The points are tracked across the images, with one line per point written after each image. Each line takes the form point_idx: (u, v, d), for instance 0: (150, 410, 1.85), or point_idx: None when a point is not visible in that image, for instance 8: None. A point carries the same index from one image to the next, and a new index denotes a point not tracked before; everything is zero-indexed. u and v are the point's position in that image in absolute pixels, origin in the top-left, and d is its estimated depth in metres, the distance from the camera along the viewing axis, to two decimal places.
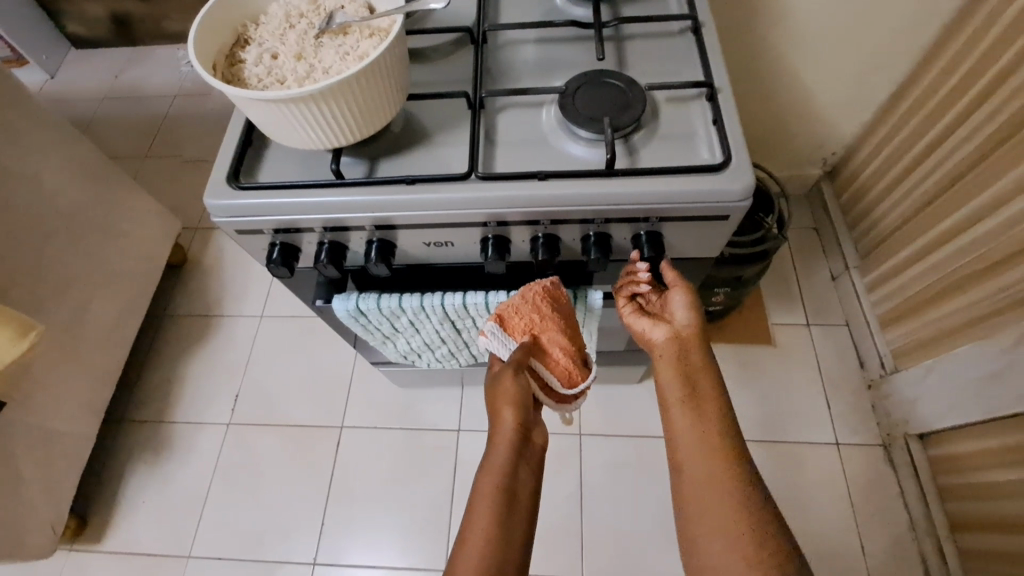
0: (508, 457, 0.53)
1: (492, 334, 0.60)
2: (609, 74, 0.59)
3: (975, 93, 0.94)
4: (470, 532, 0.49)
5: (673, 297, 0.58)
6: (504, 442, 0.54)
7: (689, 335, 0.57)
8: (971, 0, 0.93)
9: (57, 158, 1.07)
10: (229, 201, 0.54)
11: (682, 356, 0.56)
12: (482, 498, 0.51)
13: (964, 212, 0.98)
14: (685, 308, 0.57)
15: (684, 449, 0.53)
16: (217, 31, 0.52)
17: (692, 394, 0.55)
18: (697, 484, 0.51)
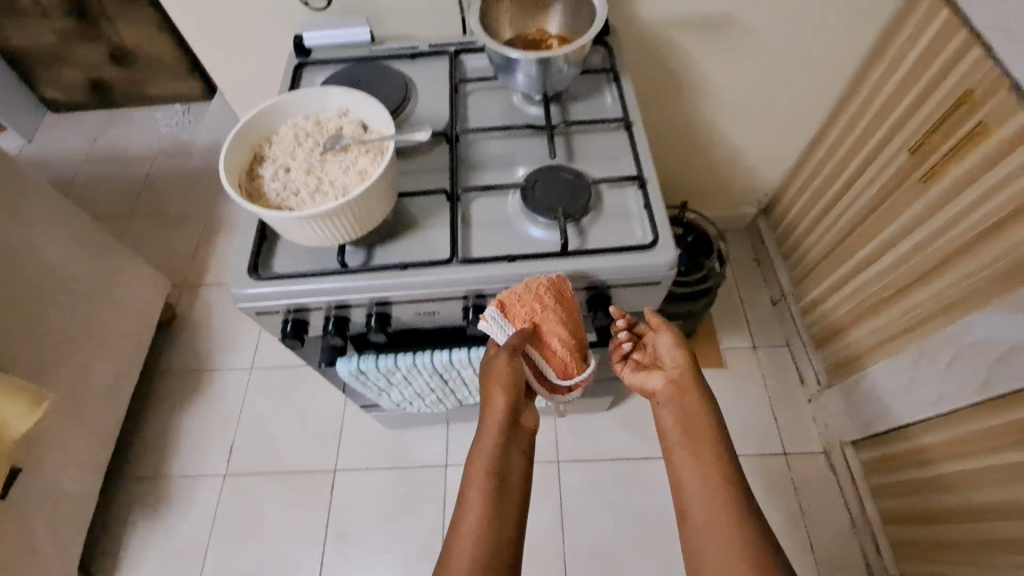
0: (498, 441, 0.64)
1: (492, 318, 0.64)
2: (561, 168, 0.73)
3: (867, 151, 1.13)
4: (468, 506, 0.60)
5: (664, 347, 0.72)
6: (493, 425, 0.64)
7: (682, 379, 0.69)
8: (857, 77, 1.12)
9: (48, 234, 1.14)
10: (251, 289, 0.65)
11: (679, 399, 0.69)
12: (476, 478, 0.62)
13: (868, 249, 1.16)
14: (676, 356, 0.71)
15: (688, 484, 0.63)
16: (238, 152, 0.63)
17: (690, 428, 0.66)
18: (703, 509, 0.61)
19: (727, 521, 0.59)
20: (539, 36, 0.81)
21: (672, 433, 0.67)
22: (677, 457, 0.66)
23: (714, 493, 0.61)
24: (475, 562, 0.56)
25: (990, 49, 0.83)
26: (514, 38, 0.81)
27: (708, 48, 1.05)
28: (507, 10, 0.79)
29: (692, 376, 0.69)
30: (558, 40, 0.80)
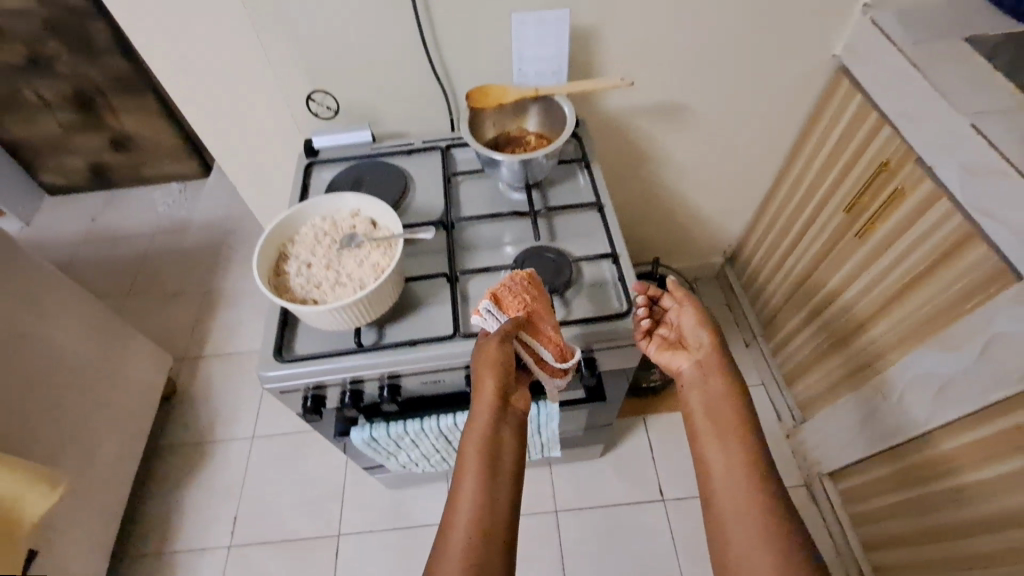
0: (489, 421, 0.65)
1: (488, 311, 0.69)
2: (545, 249, 0.84)
3: (811, 209, 1.28)
4: (462, 485, 0.62)
5: (688, 327, 0.75)
6: (484, 405, 0.66)
7: (708, 360, 0.73)
8: (795, 146, 1.29)
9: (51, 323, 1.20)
10: (277, 371, 0.73)
11: (704, 380, 0.71)
12: (470, 458, 0.63)
13: (820, 295, 1.29)
14: (700, 335, 0.75)
15: (714, 460, 0.66)
16: (266, 252, 0.73)
17: (716, 408, 0.69)
18: (727, 482, 0.64)
19: (750, 494, 0.62)
20: (519, 133, 0.94)
21: (699, 412, 0.70)
22: (703, 437, 0.68)
23: (736, 468, 0.64)
24: (471, 539, 0.58)
25: (896, 130, 0.99)
26: (498, 137, 0.94)
27: (664, 131, 1.20)
28: (488, 115, 0.93)
29: (717, 356, 0.72)
30: (536, 136, 0.94)
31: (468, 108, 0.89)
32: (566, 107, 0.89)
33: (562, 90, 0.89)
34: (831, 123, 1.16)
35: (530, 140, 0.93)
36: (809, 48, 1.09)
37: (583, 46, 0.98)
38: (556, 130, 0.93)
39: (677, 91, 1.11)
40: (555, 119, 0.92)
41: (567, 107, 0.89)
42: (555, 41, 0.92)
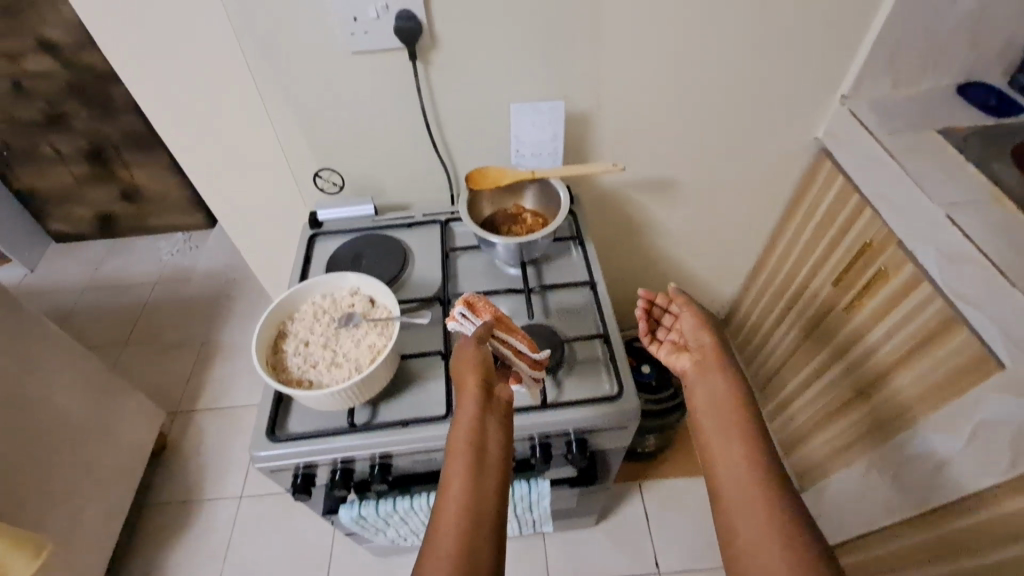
0: (475, 411, 0.66)
1: (462, 316, 0.75)
2: (538, 327, 0.86)
3: (801, 279, 1.31)
4: (451, 471, 0.62)
5: (688, 326, 0.84)
6: (469, 396, 0.67)
7: (709, 358, 0.79)
8: (783, 218, 1.33)
9: (46, 381, 1.21)
10: (269, 451, 0.73)
11: (704, 375, 0.78)
12: (458, 448, 0.63)
13: (813, 364, 1.30)
14: (699, 334, 0.82)
15: (720, 455, 0.69)
16: (265, 329, 0.75)
17: (718, 401, 0.74)
18: (734, 476, 0.66)
19: (755, 486, 0.65)
20: (516, 211, 0.98)
21: (703, 405, 0.75)
22: (707, 434, 0.72)
23: (742, 463, 0.67)
24: (461, 527, 0.58)
25: (876, 212, 1.03)
26: (495, 213, 0.97)
27: (656, 204, 1.24)
28: (486, 194, 0.97)
29: (717, 354, 0.80)
30: (532, 214, 0.98)
31: (468, 188, 0.93)
32: (561, 190, 0.93)
33: (558, 174, 0.94)
34: (816, 201, 1.21)
35: (526, 218, 0.97)
36: (792, 132, 1.15)
37: (578, 130, 1.04)
38: (552, 210, 0.97)
39: (668, 169, 1.17)
40: (551, 199, 0.96)
41: (562, 190, 0.93)
42: (550, 129, 0.98)
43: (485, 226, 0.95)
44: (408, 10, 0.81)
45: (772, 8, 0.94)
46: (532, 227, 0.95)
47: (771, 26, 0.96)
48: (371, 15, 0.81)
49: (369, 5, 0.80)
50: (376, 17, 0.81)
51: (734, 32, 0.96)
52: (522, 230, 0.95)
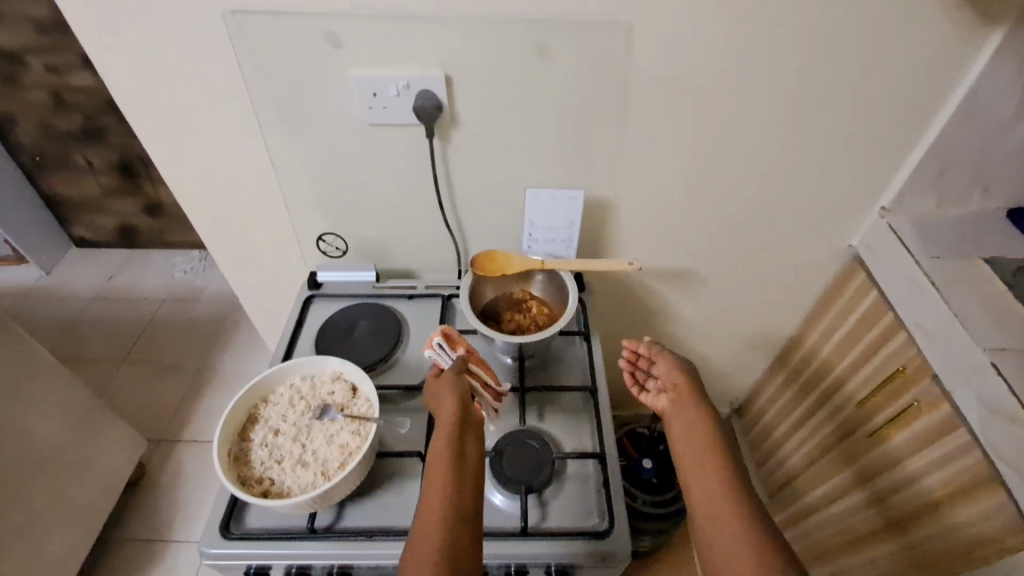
0: (453, 429, 0.68)
1: (439, 347, 0.79)
2: (529, 435, 0.78)
3: (823, 388, 1.22)
4: (432, 475, 0.63)
5: (663, 366, 0.84)
6: (448, 416, 0.69)
7: (683, 394, 0.80)
8: (809, 320, 1.25)
9: (26, 408, 1.17)
10: (219, 551, 0.67)
11: (679, 408, 0.79)
12: (438, 456, 0.65)
13: (828, 484, 1.19)
14: (672, 372, 0.83)
15: (694, 479, 0.70)
16: (235, 413, 0.71)
17: (692, 432, 0.75)
18: (708, 496, 0.67)
19: (728, 504, 0.65)
20: (521, 296, 0.93)
21: (679, 436, 0.76)
22: (684, 464, 0.73)
23: (715, 486, 0.67)
24: (442, 524, 0.58)
25: (911, 339, 0.95)
26: (499, 297, 0.92)
27: (674, 294, 1.18)
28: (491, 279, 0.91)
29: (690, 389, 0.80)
30: (538, 301, 0.92)
31: (471, 272, 0.88)
32: (569, 283, 0.88)
33: (568, 266, 0.88)
34: (845, 310, 1.13)
35: (531, 305, 0.91)
36: (825, 238, 1.08)
37: (597, 216, 0.99)
38: (559, 300, 0.91)
39: (689, 262, 1.11)
40: (559, 289, 0.91)
41: (571, 284, 0.87)
42: (566, 216, 0.93)
43: (486, 311, 0.90)
44: (430, 91, 0.78)
45: (812, 119, 0.89)
46: (536, 317, 0.89)
47: (811, 135, 0.91)
48: (391, 93, 0.78)
49: (390, 83, 0.77)
50: (395, 95, 0.78)
51: (771, 138, 0.91)
52: (525, 320, 0.89)
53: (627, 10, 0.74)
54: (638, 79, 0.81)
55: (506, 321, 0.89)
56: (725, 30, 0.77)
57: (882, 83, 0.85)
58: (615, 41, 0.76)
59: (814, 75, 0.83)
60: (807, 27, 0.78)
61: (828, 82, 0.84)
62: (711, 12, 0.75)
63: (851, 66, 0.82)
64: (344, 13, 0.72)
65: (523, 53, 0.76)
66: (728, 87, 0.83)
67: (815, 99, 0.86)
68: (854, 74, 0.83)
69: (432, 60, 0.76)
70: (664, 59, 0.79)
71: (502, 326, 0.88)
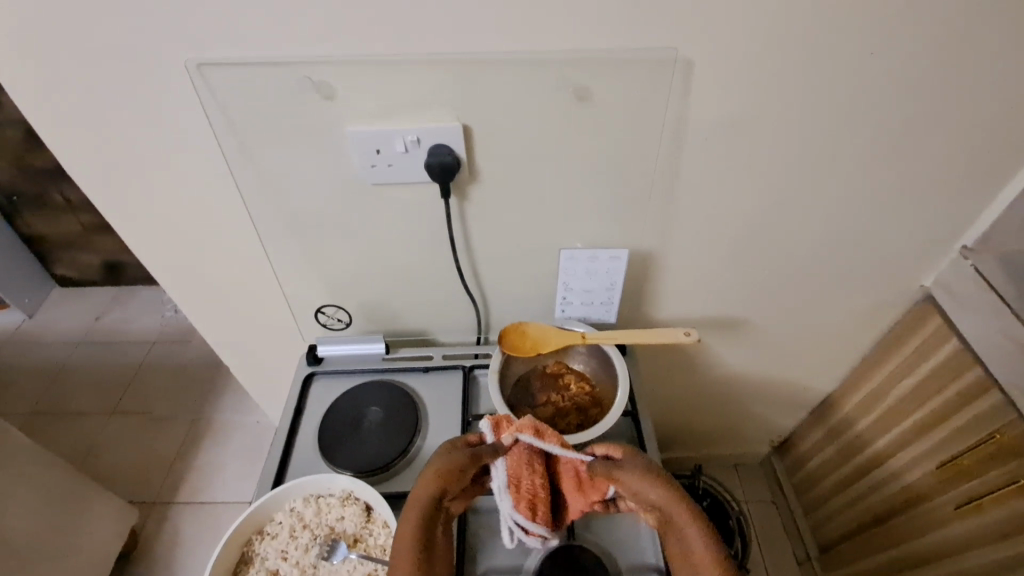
0: (420, 522, 0.55)
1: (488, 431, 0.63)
2: (584, 549, 0.67)
3: (887, 442, 1.08)
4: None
5: (629, 483, 0.58)
6: (418, 501, 0.56)
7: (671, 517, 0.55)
8: (865, 363, 1.11)
9: None
10: None
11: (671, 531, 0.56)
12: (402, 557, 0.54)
13: (899, 551, 1.06)
14: (644, 490, 0.57)
15: None
16: (228, 553, 0.61)
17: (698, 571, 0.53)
18: None
19: None
20: (556, 369, 0.81)
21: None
22: None
23: None
24: None
25: (1010, 400, 0.82)
26: (530, 372, 0.80)
27: (719, 342, 1.04)
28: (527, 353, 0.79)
29: (666, 499, 0.55)
30: (576, 375, 0.80)
31: (501, 350, 0.76)
32: (616, 359, 0.76)
33: (612, 338, 0.77)
34: (915, 358, 0.99)
35: (568, 380, 0.79)
36: (894, 280, 0.94)
37: (636, 269, 0.86)
38: (600, 375, 0.79)
39: (739, 310, 0.97)
40: (602, 363, 0.79)
41: (618, 361, 0.76)
42: (606, 279, 0.81)
43: (516, 392, 0.77)
44: (445, 146, 0.65)
45: (892, 158, 0.75)
46: (576, 397, 0.77)
47: (890, 175, 0.77)
48: (398, 149, 0.65)
49: (396, 138, 0.65)
50: (403, 151, 0.66)
51: (845, 181, 0.77)
52: (563, 400, 0.77)
53: (685, 42, 0.61)
54: (691, 121, 0.67)
55: (540, 403, 0.77)
56: (796, 64, 0.64)
57: (979, 116, 0.71)
58: (667, 79, 0.63)
59: (900, 110, 0.70)
60: (899, 55, 0.64)
61: (917, 116, 0.70)
62: (785, 44, 0.62)
63: (946, 100, 0.69)
64: (343, 60, 0.60)
65: (558, 99, 0.63)
66: (797, 126, 0.70)
67: (898, 136, 0.72)
68: (946, 108, 0.70)
69: (445, 111, 0.63)
70: (725, 98, 0.66)
71: (536, 411, 0.76)
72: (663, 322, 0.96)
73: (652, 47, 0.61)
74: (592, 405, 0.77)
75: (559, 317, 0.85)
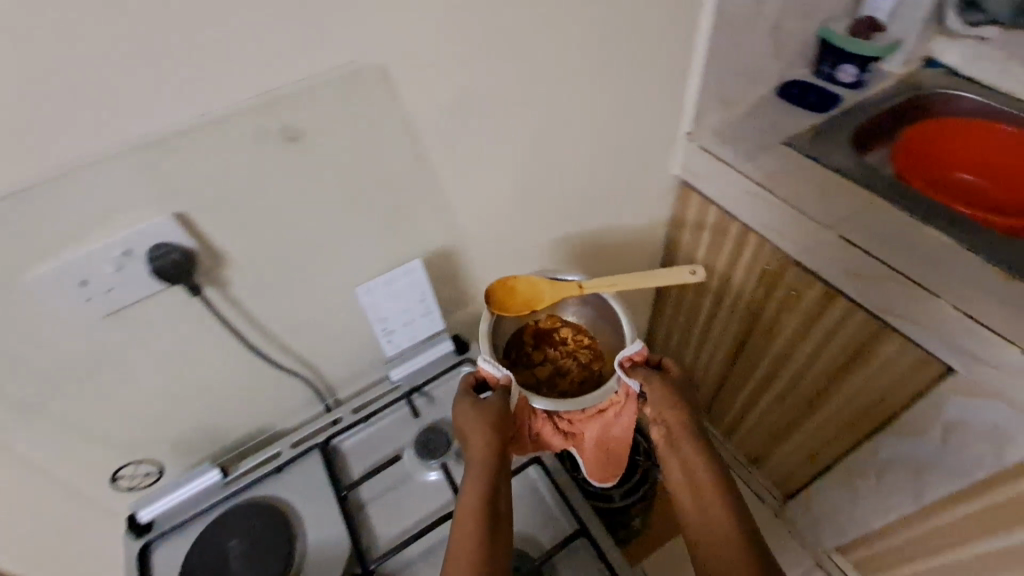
0: (488, 470, 0.63)
1: (488, 366, 0.69)
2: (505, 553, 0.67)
3: (706, 305, 1.26)
4: (467, 522, 0.60)
5: (652, 396, 0.70)
6: (483, 452, 0.64)
7: (676, 433, 0.69)
8: (666, 252, 1.27)
9: None
10: None
11: (675, 447, 0.69)
12: (471, 506, 0.61)
13: (750, 385, 1.25)
14: (660, 405, 0.70)
15: (697, 525, 0.64)
16: None
17: (694, 481, 0.66)
18: (711, 537, 0.63)
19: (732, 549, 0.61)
20: (550, 323, 0.83)
21: (680, 486, 0.67)
22: (685, 505, 0.66)
23: (716, 532, 0.62)
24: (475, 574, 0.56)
25: (764, 238, 0.99)
26: (523, 330, 0.82)
27: None
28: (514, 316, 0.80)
29: (683, 420, 0.69)
30: (572, 327, 0.83)
31: (489, 308, 0.78)
32: (609, 300, 0.78)
33: (610, 285, 0.78)
34: (695, 232, 1.15)
35: (564, 333, 0.82)
36: (651, 176, 1.08)
37: (442, 267, 0.85)
38: (601, 326, 0.81)
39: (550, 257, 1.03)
40: (600, 312, 0.80)
41: (616, 305, 0.77)
42: (414, 293, 0.78)
43: (510, 353, 0.79)
44: (161, 246, 0.57)
45: (600, 84, 0.83)
46: (575, 351, 0.80)
47: (605, 98, 0.85)
48: (107, 271, 0.55)
49: (98, 260, 0.54)
50: (115, 270, 0.55)
51: (575, 117, 0.84)
52: (562, 357, 0.79)
53: (370, 48, 0.59)
54: (417, 118, 0.67)
55: (539, 361, 0.79)
56: (484, 36, 0.66)
57: (645, 28, 0.81)
58: (373, 88, 0.61)
59: (587, 44, 0.76)
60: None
61: (605, 44, 0.78)
62: (461, 19, 0.63)
63: (618, 23, 0.77)
64: None
65: (268, 147, 0.58)
66: (513, 89, 0.73)
67: (597, 65, 0.80)
68: (621, 30, 0.79)
69: (145, 206, 0.55)
70: (436, 87, 0.66)
71: (533, 369, 0.78)
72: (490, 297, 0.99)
73: (335, 64, 0.58)
74: (593, 357, 0.79)
75: (388, 348, 0.80)
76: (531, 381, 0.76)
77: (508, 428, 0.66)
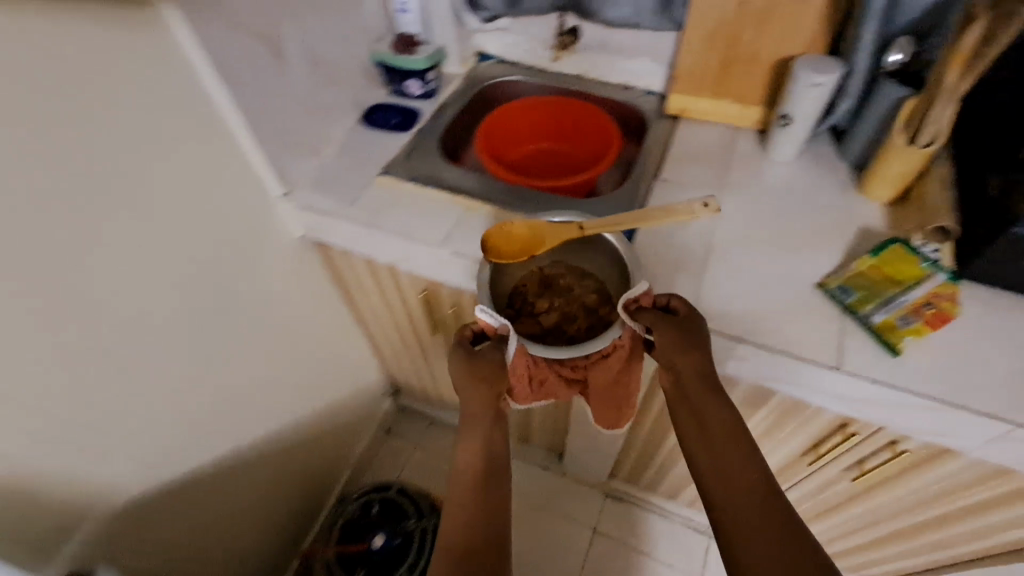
0: (488, 412, 0.68)
1: (489, 318, 0.70)
2: None
3: (411, 335, 1.23)
4: (466, 458, 0.67)
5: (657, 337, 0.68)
6: (477, 400, 0.68)
7: (688, 381, 0.67)
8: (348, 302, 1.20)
9: None
10: None
11: (685, 393, 0.68)
12: (471, 451, 0.67)
13: None
14: (669, 347, 0.67)
15: (710, 474, 0.63)
16: None
17: (707, 426, 0.65)
18: (728, 486, 0.62)
19: (750, 498, 0.60)
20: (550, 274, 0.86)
21: (689, 430, 0.67)
22: (698, 451, 0.66)
23: (733, 486, 0.61)
24: (475, 510, 0.63)
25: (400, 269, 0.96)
26: (524, 283, 0.85)
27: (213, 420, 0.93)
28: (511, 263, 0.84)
29: (696, 369, 0.67)
30: (573, 273, 0.86)
31: (486, 256, 0.77)
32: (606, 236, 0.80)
33: (614, 223, 0.76)
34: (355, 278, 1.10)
35: (566, 281, 0.85)
36: (270, 249, 0.97)
37: None
38: (609, 269, 0.83)
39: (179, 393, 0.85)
40: (612, 259, 0.82)
41: (618, 243, 0.78)
42: None
43: (512, 301, 0.83)
44: None
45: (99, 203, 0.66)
46: (582, 299, 0.82)
47: (121, 214, 0.69)
48: None
49: None
50: None
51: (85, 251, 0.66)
52: (567, 306, 0.82)
53: None
54: None
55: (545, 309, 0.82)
56: None
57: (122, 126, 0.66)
58: None
59: (31, 174, 0.58)
60: None
61: (64, 163, 0.61)
62: None
63: (66, 135, 0.60)
64: None
65: None
66: None
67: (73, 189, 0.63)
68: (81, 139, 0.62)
69: None
70: None
71: (541, 321, 0.81)
72: (110, 477, 0.78)
73: None
74: (602, 301, 0.82)
75: None
76: (538, 331, 0.80)
77: (497, 382, 0.69)
